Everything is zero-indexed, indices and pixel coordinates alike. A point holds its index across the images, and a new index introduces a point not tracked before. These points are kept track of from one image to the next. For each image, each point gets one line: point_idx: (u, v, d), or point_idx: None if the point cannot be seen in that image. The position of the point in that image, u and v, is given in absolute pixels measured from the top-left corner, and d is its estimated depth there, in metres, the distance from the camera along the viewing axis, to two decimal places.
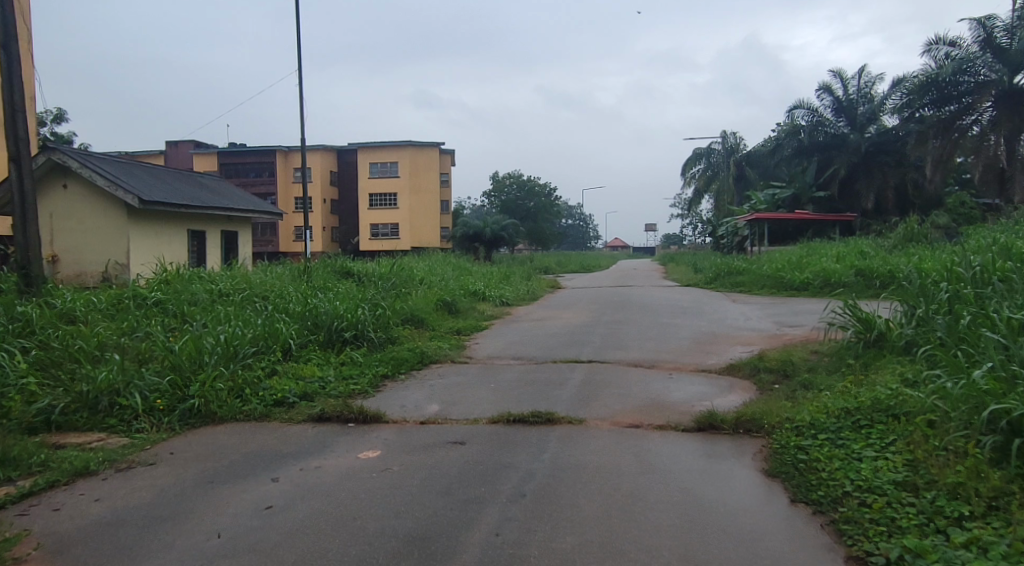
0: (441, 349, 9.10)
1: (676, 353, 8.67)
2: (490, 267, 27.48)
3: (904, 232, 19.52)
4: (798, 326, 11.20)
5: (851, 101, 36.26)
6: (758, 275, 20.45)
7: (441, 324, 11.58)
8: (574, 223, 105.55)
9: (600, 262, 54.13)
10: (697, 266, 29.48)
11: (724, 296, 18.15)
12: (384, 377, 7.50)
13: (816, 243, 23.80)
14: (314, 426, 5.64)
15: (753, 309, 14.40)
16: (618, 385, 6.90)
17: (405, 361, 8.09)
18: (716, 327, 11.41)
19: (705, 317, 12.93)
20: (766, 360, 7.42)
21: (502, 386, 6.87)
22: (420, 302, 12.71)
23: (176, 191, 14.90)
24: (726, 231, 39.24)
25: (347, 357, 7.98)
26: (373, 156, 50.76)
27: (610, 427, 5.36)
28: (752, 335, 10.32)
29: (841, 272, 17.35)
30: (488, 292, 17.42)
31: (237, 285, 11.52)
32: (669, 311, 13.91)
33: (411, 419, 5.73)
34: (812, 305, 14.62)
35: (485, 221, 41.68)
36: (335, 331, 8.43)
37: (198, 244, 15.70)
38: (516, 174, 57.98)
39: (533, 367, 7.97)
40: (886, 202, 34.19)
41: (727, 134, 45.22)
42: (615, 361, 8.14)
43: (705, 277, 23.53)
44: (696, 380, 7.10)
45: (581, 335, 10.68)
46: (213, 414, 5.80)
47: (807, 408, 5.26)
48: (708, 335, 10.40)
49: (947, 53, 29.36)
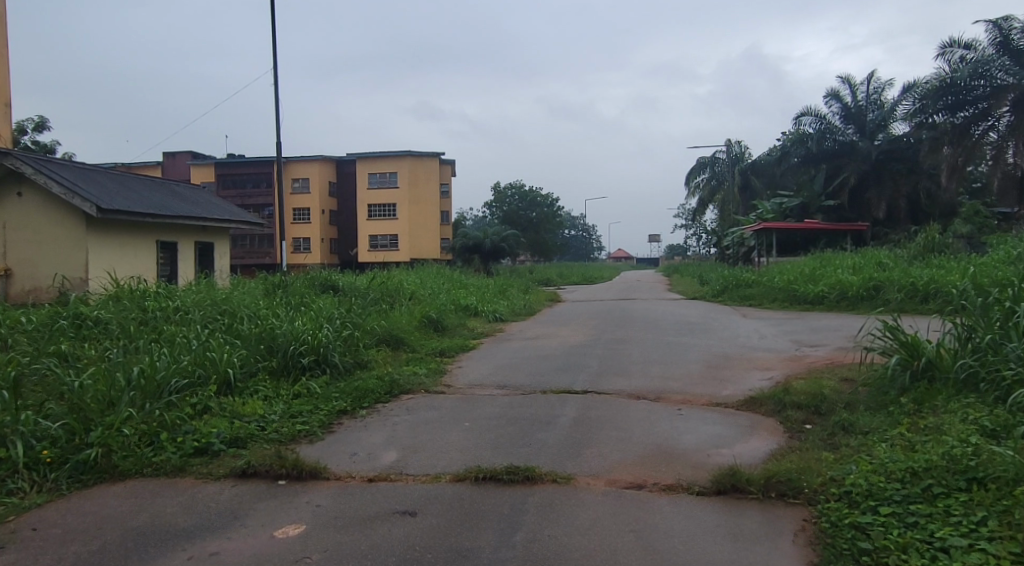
0: (416, 376, 7.96)
1: (685, 382, 7.52)
2: (486, 279, 26.43)
3: (925, 241, 18.45)
4: (820, 347, 10.06)
5: (861, 107, 35.21)
6: (769, 288, 19.34)
7: (424, 345, 10.46)
8: (574, 234, 104.54)
9: (604, 274, 53.07)
10: (703, 278, 28.38)
11: (734, 310, 17.04)
12: (342, 412, 6.36)
13: (829, 253, 22.72)
14: (235, 484, 4.49)
15: (767, 326, 13.26)
16: (617, 424, 5.74)
17: (369, 392, 6.93)
18: (729, 348, 10.26)
19: (714, 336, 11.80)
20: (794, 393, 6.26)
21: (478, 427, 5.73)
22: (404, 321, 11.63)
23: (143, 199, 13.85)
24: (732, 242, 38.14)
25: (304, 389, 6.84)
26: (372, 167, 49.82)
27: (605, 488, 4.22)
28: (771, 359, 9.17)
29: (859, 286, 16.27)
30: (481, 307, 16.33)
31: (198, 301, 10.44)
32: (675, 329, 12.79)
33: (358, 475, 4.59)
34: (831, 321, 13.53)
35: (484, 232, 40.78)
36: (293, 356, 7.31)
37: (169, 256, 14.62)
38: (517, 184, 57.04)
39: (518, 399, 6.83)
40: (898, 211, 33.11)
41: (732, 142, 44.18)
42: (614, 393, 6.98)
43: (712, 289, 22.44)
44: (710, 418, 5.95)
45: (577, 357, 9.56)
46: (113, 469, 4.65)
47: (858, 464, 4.11)
48: (721, 358, 9.24)
49: (962, 56, 28.47)
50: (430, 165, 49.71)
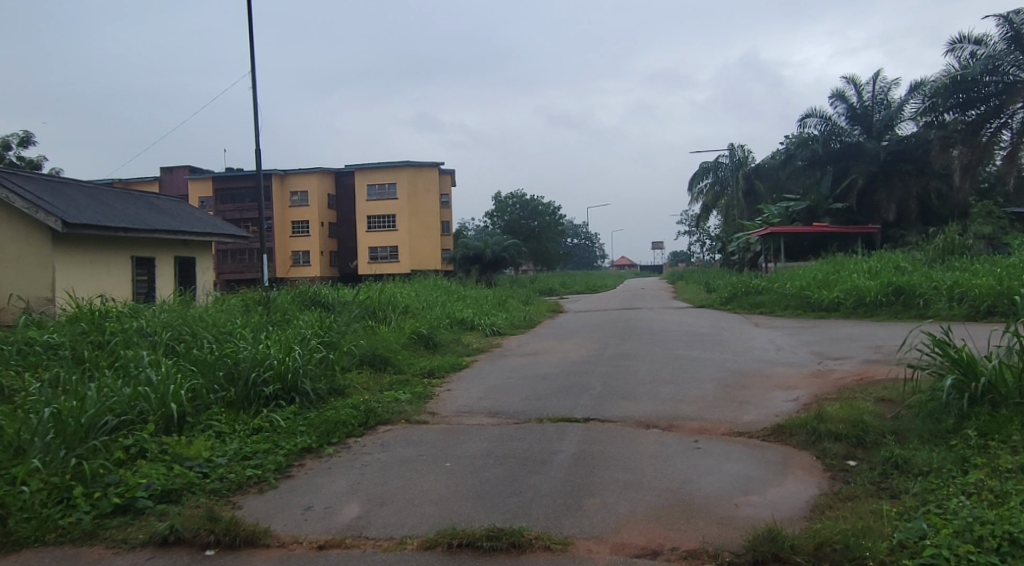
0: (397, 403, 7.08)
1: (701, 407, 6.62)
2: (486, 291, 25.59)
3: (943, 243, 17.59)
4: (846, 361, 9.17)
5: (867, 107, 34.36)
6: (781, 294, 18.46)
7: (412, 365, 9.59)
8: (577, 242, 103.74)
9: (607, 282, 52.21)
10: (709, 285, 27.53)
11: (745, 319, 16.16)
12: (306, 450, 5.48)
13: (841, 257, 21.87)
14: (151, 557, 3.61)
15: (783, 337, 12.37)
16: (624, 462, 4.86)
17: (340, 425, 6.04)
18: (744, 363, 9.37)
19: (727, 349, 10.92)
20: (831, 419, 5.37)
21: (461, 468, 4.87)
22: (392, 338, 10.78)
23: (115, 213, 13.04)
24: (737, 247, 37.25)
25: (266, 422, 5.98)
26: (371, 178, 49.11)
27: (610, 557, 3.36)
28: (794, 375, 8.28)
29: (878, 291, 15.50)
30: (478, 320, 15.49)
31: (168, 320, 9.61)
32: (685, 341, 11.88)
33: (307, 541, 3.71)
34: (851, 330, 12.66)
35: (485, 241, 39.99)
36: (255, 385, 6.45)
37: (147, 271, 13.80)
38: (517, 193, 56.33)
39: (510, 431, 5.94)
40: (909, 213, 32.19)
41: (735, 147, 43.36)
42: (620, 422, 6.08)
43: (720, 296, 21.58)
44: (734, 452, 5.05)
45: (578, 376, 8.70)
46: (6, 538, 3.78)
47: (932, 525, 3.23)
48: (737, 375, 8.35)
49: (972, 52, 27.64)
50: (430, 175, 49.01)
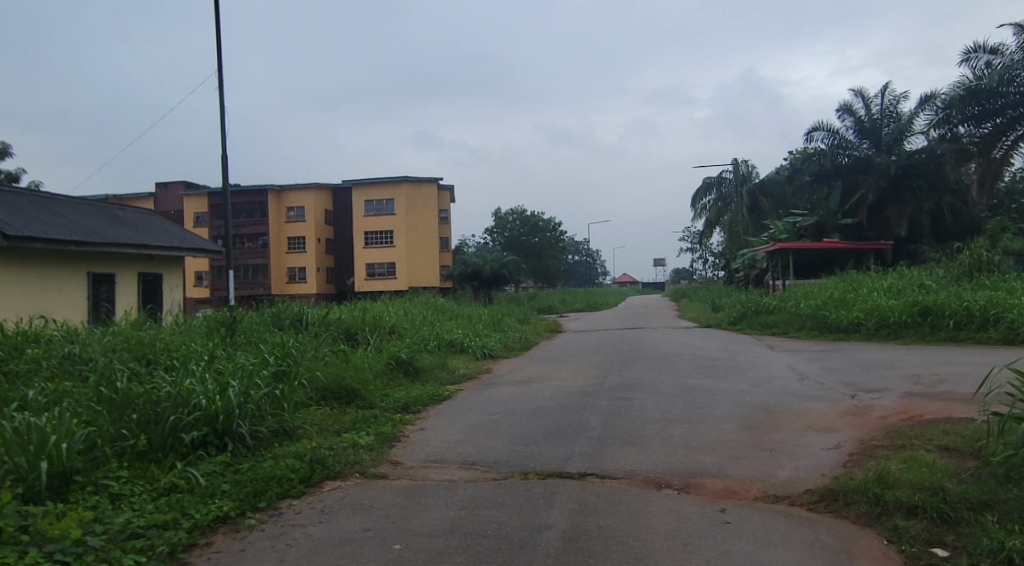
0: (354, 448, 5.82)
1: (724, 458, 5.40)
2: (479, 309, 24.38)
3: (969, 261, 16.50)
4: (885, 396, 7.99)
5: (875, 121, 33.06)
6: (794, 313, 17.29)
7: (384, 397, 8.35)
8: (578, 258, 102.70)
9: (610, 299, 51.08)
10: (715, 303, 26.32)
11: (758, 340, 14.97)
12: (220, 521, 4.22)
13: (857, 273, 20.75)
14: None
15: (804, 363, 11.18)
16: (630, 547, 3.63)
17: (272, 484, 4.79)
18: (767, 396, 8.16)
19: (743, 377, 9.72)
20: (898, 484, 4.16)
21: (413, 555, 3.64)
22: (365, 364, 9.53)
23: (69, 225, 11.90)
24: (742, 264, 36.07)
25: (182, 480, 4.72)
26: (368, 194, 48.09)
27: None
28: (828, 412, 7.08)
29: (901, 314, 14.41)
30: (468, 342, 14.31)
31: (108, 343, 8.44)
32: (696, 367, 10.68)
33: None
34: (880, 357, 11.49)
35: (484, 257, 38.85)
36: (175, 430, 5.22)
37: (107, 288, 12.61)
38: (517, 210, 55.38)
39: (485, 493, 4.69)
40: (921, 228, 31.08)
41: (738, 162, 42.35)
42: (624, 480, 4.86)
43: (728, 316, 20.40)
44: (777, 529, 3.84)
45: (575, 412, 7.47)
46: None
47: None
48: (762, 412, 7.16)
49: (988, 61, 26.53)
50: (428, 191, 47.99)
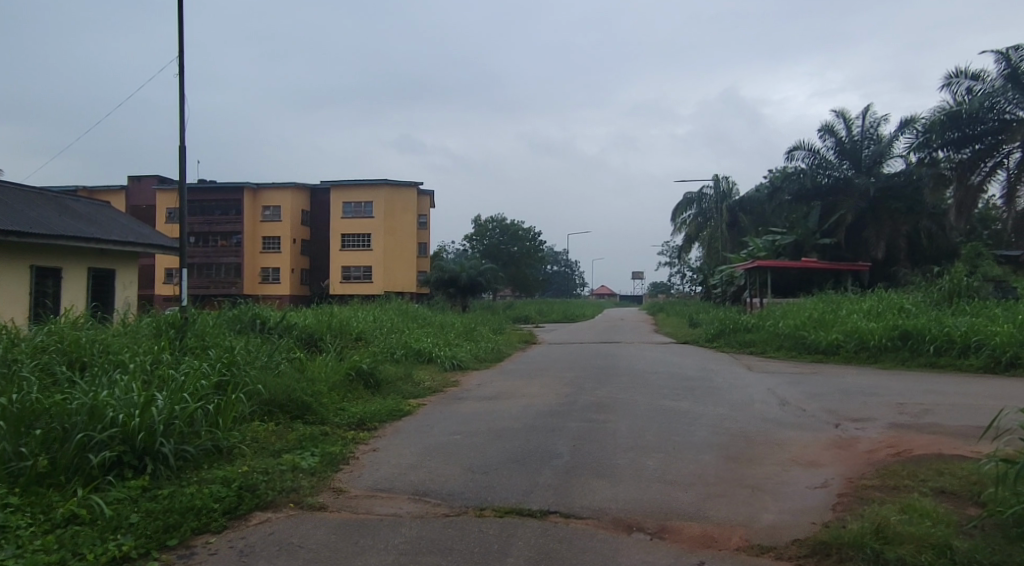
0: (293, 472, 5.22)
1: (701, 496, 4.92)
2: (453, 317, 23.80)
3: (949, 285, 16.29)
4: (869, 427, 7.57)
5: (856, 142, 33.08)
6: (772, 332, 16.95)
7: (338, 412, 7.75)
8: (556, 269, 102.65)
9: (587, 311, 50.73)
10: (692, 319, 26.00)
11: (736, 360, 14.58)
12: (118, 562, 3.61)
13: (836, 294, 20.53)
14: None
15: (784, 386, 10.78)
16: None
17: (189, 518, 4.17)
18: (746, 423, 7.71)
19: (722, 400, 9.29)
20: (900, 539, 3.68)
21: None
22: (322, 374, 8.93)
23: (13, 215, 11.18)
24: (720, 280, 35.90)
25: (83, 509, 4.10)
26: (346, 196, 47.31)
27: None
28: (812, 444, 6.64)
29: (881, 337, 14.10)
30: (437, 352, 13.74)
31: (39, 343, 7.76)
32: (671, 388, 10.20)
33: None
34: (862, 382, 11.14)
35: (461, 264, 38.30)
36: (84, 450, 4.60)
37: (53, 283, 11.87)
38: (497, 218, 54.89)
39: (432, 534, 4.12)
40: (898, 251, 31.10)
41: (719, 178, 42.32)
42: (591, 521, 4.33)
43: (704, 333, 20.09)
44: None
45: (544, 435, 6.92)
46: None
47: None
48: (742, 442, 6.70)
49: (969, 87, 26.45)
50: (408, 195, 47.33)
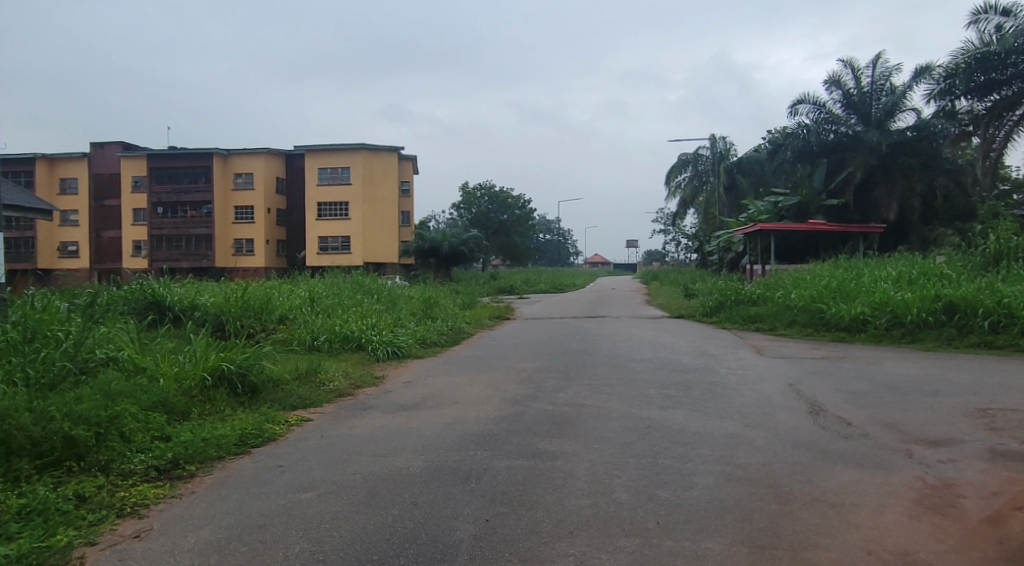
0: None
1: None
2: (417, 288, 21.08)
3: (995, 246, 13.71)
4: (961, 462, 4.91)
5: (866, 94, 29.91)
6: (782, 304, 14.27)
7: (145, 445, 4.99)
8: (548, 238, 99.93)
9: (578, 281, 48.07)
10: (688, 289, 23.37)
11: (741, 340, 11.88)
12: None
13: (854, 259, 17.87)
14: None
15: (810, 379, 8.15)
16: None
17: None
18: (773, 454, 5.05)
19: (731, 405, 6.66)
20: None
21: None
22: (152, 382, 6.13)
23: None
24: (716, 246, 33.16)
25: None
26: (321, 161, 44.17)
27: None
28: (889, 508, 3.98)
29: (924, 308, 11.51)
30: (371, 338, 10.95)
31: None
32: (660, 386, 7.57)
33: None
34: (914, 371, 8.58)
35: (443, 233, 35.51)
36: None
37: None
38: (483, 184, 51.71)
39: None
40: (910, 213, 28.20)
41: (716, 138, 39.36)
42: None
43: (700, 306, 17.45)
44: None
45: (451, 491, 4.23)
46: None
47: None
48: (772, 503, 4.02)
49: (999, 25, 23.03)
50: (387, 160, 44.31)
